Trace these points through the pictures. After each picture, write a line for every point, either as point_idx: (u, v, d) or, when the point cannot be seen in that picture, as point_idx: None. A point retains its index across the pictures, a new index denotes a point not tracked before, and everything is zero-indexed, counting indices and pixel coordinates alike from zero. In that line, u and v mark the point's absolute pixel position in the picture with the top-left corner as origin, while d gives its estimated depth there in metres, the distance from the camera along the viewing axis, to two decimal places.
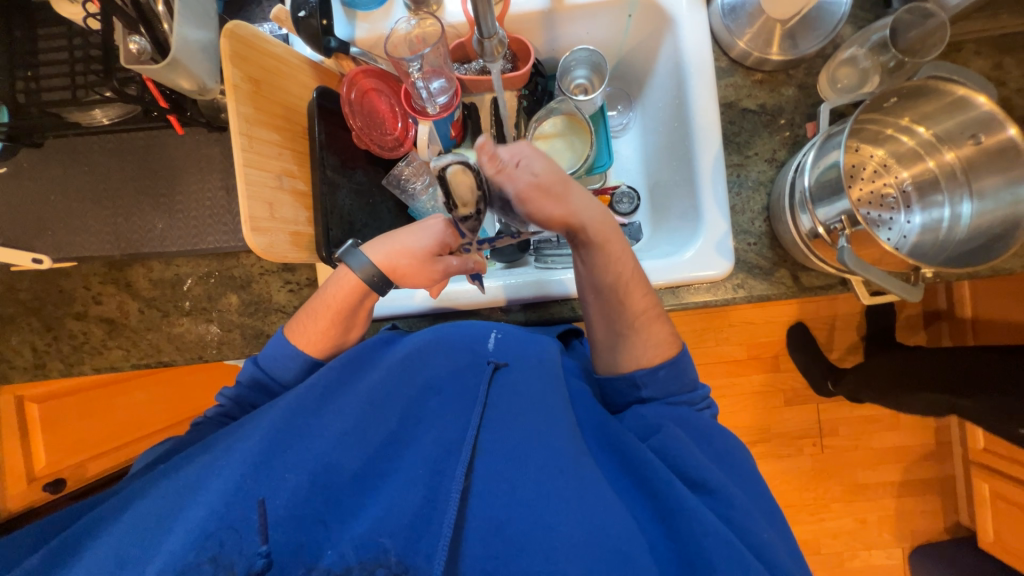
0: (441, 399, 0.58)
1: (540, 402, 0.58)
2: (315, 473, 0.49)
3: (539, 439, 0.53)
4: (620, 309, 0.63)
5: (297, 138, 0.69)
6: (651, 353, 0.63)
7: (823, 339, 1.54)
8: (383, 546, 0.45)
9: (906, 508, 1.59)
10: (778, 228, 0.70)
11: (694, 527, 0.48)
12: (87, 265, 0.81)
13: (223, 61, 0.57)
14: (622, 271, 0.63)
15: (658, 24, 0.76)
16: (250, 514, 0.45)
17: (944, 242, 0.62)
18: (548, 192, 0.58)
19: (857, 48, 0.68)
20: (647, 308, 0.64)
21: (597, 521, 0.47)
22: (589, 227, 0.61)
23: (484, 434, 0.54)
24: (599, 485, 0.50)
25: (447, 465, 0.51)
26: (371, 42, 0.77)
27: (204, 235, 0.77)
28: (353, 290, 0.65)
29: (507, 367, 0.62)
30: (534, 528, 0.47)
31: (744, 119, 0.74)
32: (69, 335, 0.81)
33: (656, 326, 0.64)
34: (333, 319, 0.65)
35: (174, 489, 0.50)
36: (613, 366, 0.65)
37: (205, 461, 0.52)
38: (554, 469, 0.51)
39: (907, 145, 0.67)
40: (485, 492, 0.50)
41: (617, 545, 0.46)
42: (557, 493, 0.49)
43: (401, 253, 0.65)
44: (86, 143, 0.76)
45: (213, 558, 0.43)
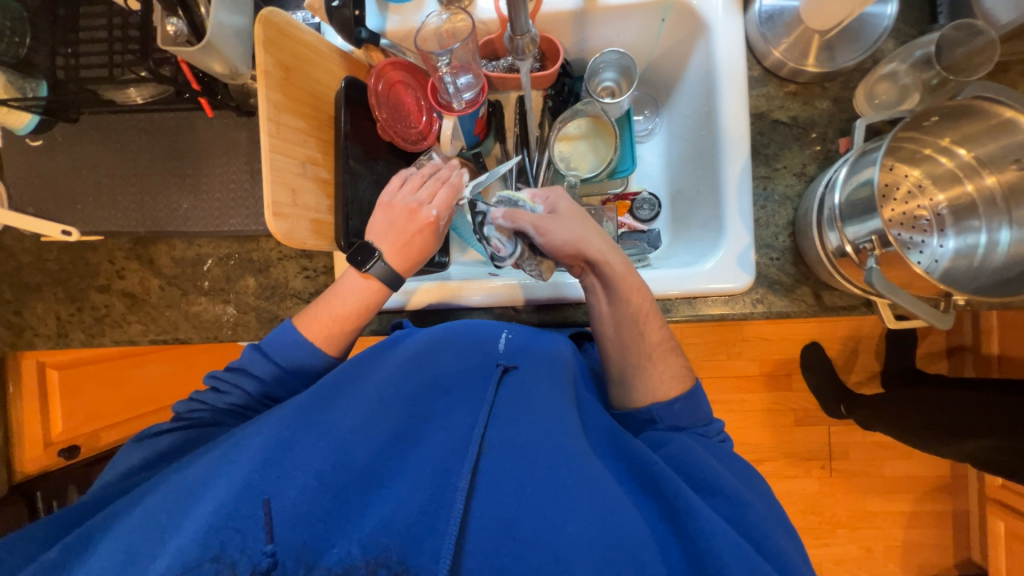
0: (449, 400, 0.59)
1: (547, 404, 0.57)
2: (325, 469, 0.49)
3: (548, 442, 0.53)
4: (636, 342, 0.64)
5: (323, 127, 0.70)
6: (668, 385, 0.62)
7: (839, 359, 1.51)
8: (385, 545, 0.44)
9: (915, 539, 1.55)
10: (803, 243, 0.69)
11: (700, 528, 0.46)
12: (113, 240, 0.83)
13: (256, 45, 0.58)
14: (640, 302, 0.64)
15: (692, 30, 0.75)
16: (255, 512, 0.45)
17: (977, 270, 0.60)
18: (568, 224, 0.66)
19: (898, 64, 0.66)
20: (661, 341, 0.64)
21: (606, 524, 0.46)
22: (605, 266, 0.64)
23: (491, 432, 0.54)
24: (606, 490, 0.50)
25: (453, 465, 0.52)
26: (401, 35, 0.77)
27: (227, 217, 0.78)
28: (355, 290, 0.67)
29: (516, 369, 0.62)
30: (541, 529, 0.46)
31: (774, 131, 0.72)
32: (91, 307, 0.83)
33: (671, 358, 0.64)
34: (341, 315, 0.67)
35: (184, 486, 0.50)
36: (630, 401, 0.64)
37: (217, 456, 0.52)
38: (562, 470, 0.50)
39: (944, 167, 0.64)
40: (490, 492, 0.49)
41: (627, 549, 0.45)
42: (564, 496, 0.48)
43: (406, 229, 0.69)
44: (120, 121, 0.78)
45: (214, 557, 0.41)
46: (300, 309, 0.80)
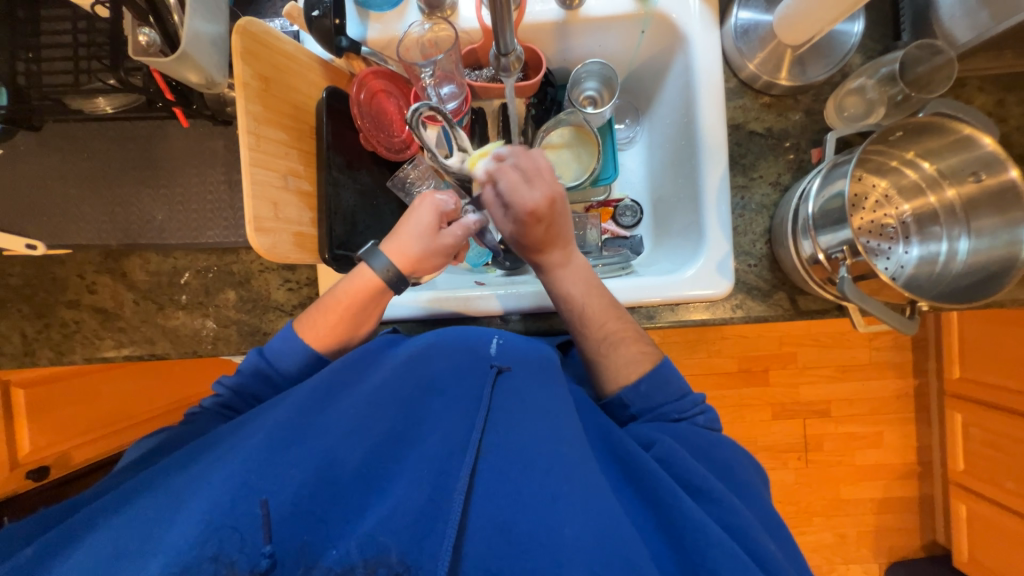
0: (445, 401, 0.58)
1: (543, 407, 0.57)
2: (322, 474, 0.49)
3: (546, 447, 0.53)
4: (592, 330, 0.66)
5: (304, 138, 0.69)
6: (625, 372, 0.64)
7: (812, 355, 1.61)
8: (386, 547, 0.46)
9: (884, 525, 1.67)
10: (779, 252, 0.71)
11: (699, 537, 0.48)
12: (82, 253, 0.80)
13: (234, 57, 0.57)
14: (587, 298, 0.66)
15: (671, 41, 0.76)
16: (252, 511, 0.46)
17: (938, 278, 0.62)
18: (530, 217, 0.63)
19: (866, 79, 0.69)
20: (617, 330, 0.65)
21: (600, 527, 0.47)
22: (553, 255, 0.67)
23: (489, 436, 0.54)
24: (602, 493, 0.51)
25: (450, 466, 0.52)
26: (383, 43, 0.76)
27: (204, 228, 0.76)
28: (369, 288, 0.66)
29: (510, 371, 0.61)
30: (536, 530, 0.47)
31: (751, 142, 0.74)
32: (60, 323, 0.80)
33: (630, 346, 0.65)
34: (343, 316, 0.66)
35: (176, 487, 0.50)
36: (601, 392, 0.67)
37: (211, 461, 0.52)
38: (556, 473, 0.51)
39: (910, 178, 0.66)
40: (487, 493, 0.50)
41: (619, 549, 0.46)
42: (560, 498, 0.49)
43: (424, 223, 0.68)
44: (86, 129, 0.75)
45: (213, 557, 0.43)
46: (283, 321, 0.78)
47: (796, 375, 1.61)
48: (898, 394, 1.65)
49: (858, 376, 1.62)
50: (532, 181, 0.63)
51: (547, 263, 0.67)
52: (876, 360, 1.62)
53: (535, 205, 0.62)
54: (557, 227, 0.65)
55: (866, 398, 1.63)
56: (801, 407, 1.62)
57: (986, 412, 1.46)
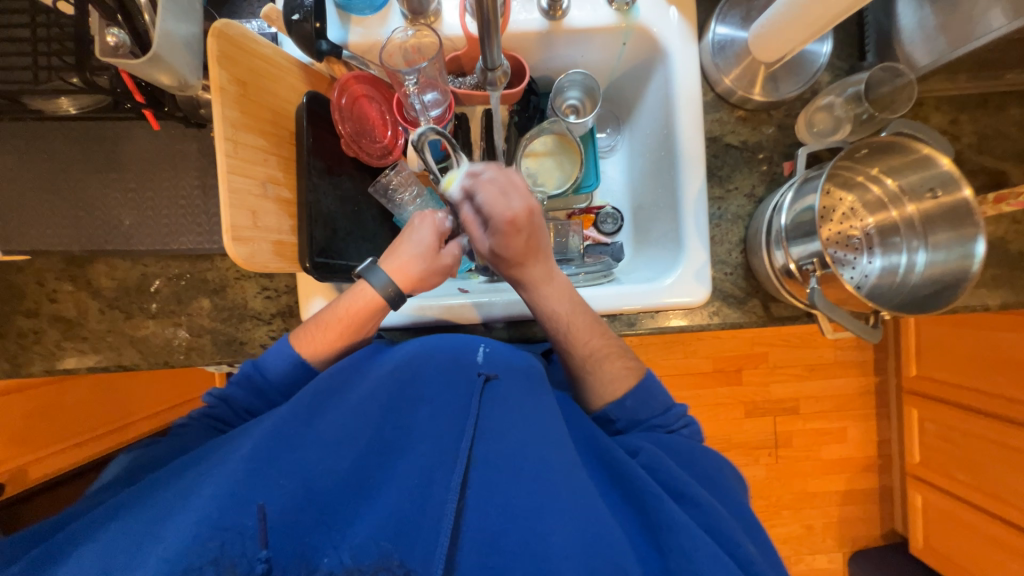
0: (433, 410, 0.58)
1: (531, 413, 0.58)
2: (315, 485, 0.50)
3: (533, 454, 0.53)
4: (577, 347, 0.67)
5: (284, 144, 0.67)
6: (611, 389, 0.66)
7: (782, 354, 1.68)
8: (388, 550, 0.47)
9: (848, 515, 1.76)
10: (753, 261, 0.74)
11: (683, 540, 0.49)
12: (41, 260, 0.76)
13: (210, 61, 0.55)
14: (570, 315, 0.67)
15: (651, 54, 0.78)
16: (246, 519, 0.46)
17: (898, 288, 0.66)
18: (508, 229, 0.61)
19: (834, 97, 0.72)
20: (603, 346, 0.67)
21: (588, 529, 0.49)
22: (535, 276, 0.66)
23: (478, 446, 0.55)
24: (589, 497, 0.52)
25: (440, 475, 0.52)
26: (365, 47, 0.75)
27: (176, 234, 0.73)
28: (370, 306, 0.66)
29: (497, 379, 0.61)
30: (526, 536, 0.48)
31: (727, 154, 0.77)
32: (18, 334, 0.76)
33: (616, 362, 0.67)
34: (343, 333, 0.66)
35: (164, 500, 0.49)
36: (586, 405, 0.69)
37: (200, 474, 0.51)
38: (545, 480, 0.52)
39: (874, 194, 0.70)
40: (479, 502, 0.51)
41: (610, 552, 0.47)
42: (551, 505, 0.50)
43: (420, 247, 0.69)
44: (47, 129, 0.71)
45: (213, 560, 0.43)
46: (261, 330, 0.76)
47: (767, 374, 1.68)
48: (861, 390, 1.73)
49: (824, 374, 1.70)
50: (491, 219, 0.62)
51: (528, 279, 0.66)
52: (841, 359, 1.70)
53: (513, 215, 0.60)
54: (535, 239, 0.64)
55: (831, 395, 1.71)
56: (771, 405, 1.69)
57: (941, 406, 1.55)
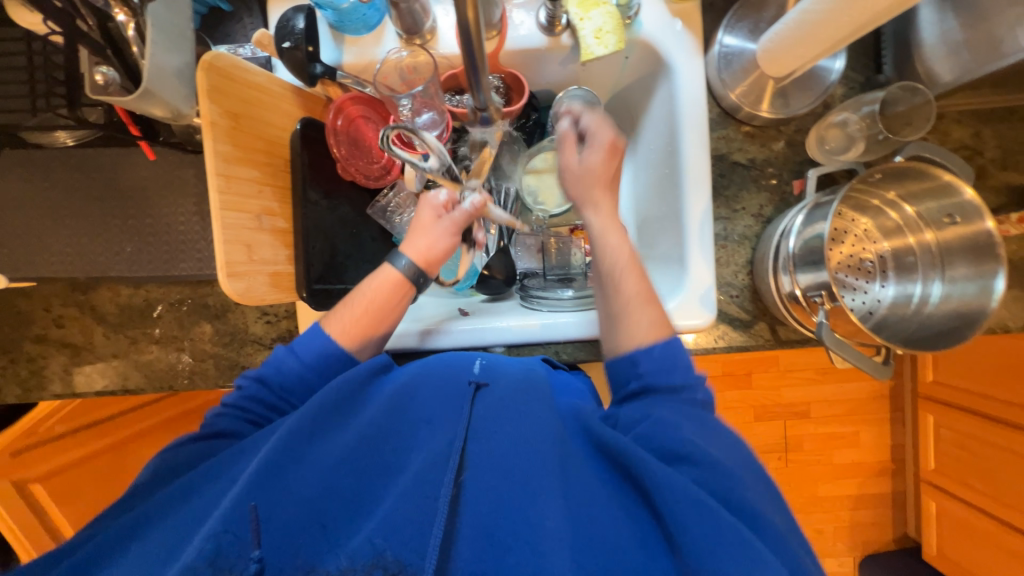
0: (433, 426, 0.56)
1: (530, 413, 0.56)
2: (313, 495, 0.50)
3: (532, 452, 0.51)
4: (610, 259, 0.65)
5: (279, 172, 0.66)
6: (647, 331, 0.60)
7: (793, 359, 1.65)
8: (381, 548, 0.45)
9: (859, 519, 1.75)
10: (760, 285, 0.72)
11: (679, 516, 0.45)
12: (47, 286, 0.77)
13: (199, 96, 0.54)
14: (618, 247, 0.65)
15: (655, 67, 0.75)
16: (243, 526, 0.46)
17: (910, 319, 0.63)
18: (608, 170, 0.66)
19: (848, 114, 0.69)
20: (641, 290, 0.63)
21: (584, 527, 0.47)
22: (590, 167, 0.66)
23: (472, 447, 0.53)
24: (592, 496, 0.50)
25: (434, 474, 0.50)
26: (359, 67, 0.74)
27: (177, 261, 0.74)
28: (391, 287, 0.66)
29: (488, 387, 0.59)
30: (518, 527, 0.47)
31: (733, 172, 0.74)
32: (27, 358, 0.77)
33: (649, 307, 0.62)
34: (365, 314, 0.65)
35: (182, 515, 0.51)
36: (617, 347, 0.62)
37: (213, 492, 0.52)
38: (543, 479, 0.49)
39: (892, 220, 0.67)
40: (474, 501, 0.49)
41: (608, 554, 0.45)
42: (546, 497, 0.48)
43: (424, 224, 0.68)
44: (47, 157, 0.72)
45: (210, 562, 0.43)
46: (262, 355, 0.77)
47: (778, 378, 1.66)
48: (874, 394, 1.70)
49: (837, 379, 1.67)
50: (592, 142, 0.67)
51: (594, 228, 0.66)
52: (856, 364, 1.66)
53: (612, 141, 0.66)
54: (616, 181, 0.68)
55: (844, 399, 1.68)
56: (782, 409, 1.67)
57: (959, 414, 1.51)
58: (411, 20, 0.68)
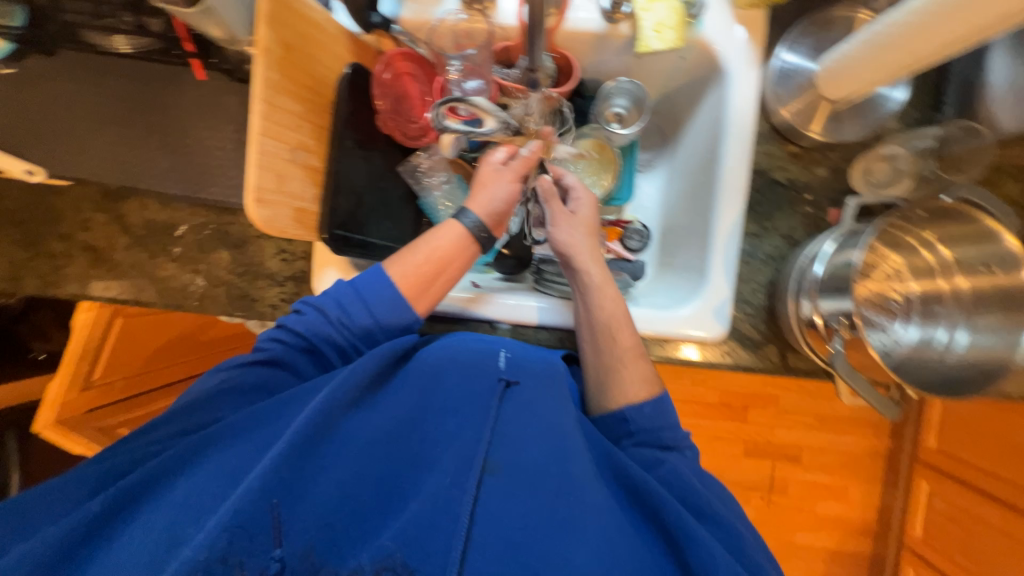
0: (458, 421, 0.61)
1: (553, 425, 0.61)
2: (345, 482, 0.53)
3: (547, 464, 0.57)
4: (607, 306, 0.66)
5: (320, 112, 0.67)
6: (635, 387, 0.64)
7: (794, 401, 1.62)
8: (395, 550, 0.50)
9: (833, 575, 1.71)
10: (778, 307, 0.70)
11: (702, 552, 0.51)
12: (81, 189, 0.79)
13: (259, 20, 0.55)
14: (613, 310, 0.66)
15: (710, 72, 0.74)
16: (263, 517, 0.47)
17: (932, 364, 0.59)
18: (589, 221, 0.72)
19: (899, 147, 0.67)
20: (632, 346, 0.66)
21: (602, 545, 0.52)
22: (578, 214, 0.72)
23: (498, 453, 0.58)
24: (606, 516, 0.55)
25: (463, 476, 0.56)
26: (416, 25, 0.73)
27: (207, 185, 0.75)
28: (456, 240, 0.66)
29: (518, 385, 0.64)
30: (546, 552, 0.51)
31: (770, 190, 0.73)
32: (50, 255, 0.79)
33: (637, 366, 0.65)
34: (429, 263, 0.64)
35: (213, 487, 0.50)
36: (605, 401, 0.66)
37: (245, 449, 0.53)
38: (566, 494, 0.55)
39: (925, 260, 0.63)
40: (493, 514, 0.53)
41: (626, 570, 0.51)
42: (572, 520, 0.53)
43: (489, 179, 0.68)
44: (103, 63, 0.73)
45: (223, 559, 0.44)
46: (273, 291, 0.78)
47: (775, 418, 1.63)
48: (870, 451, 1.65)
49: (836, 429, 1.63)
50: (575, 195, 0.74)
51: (585, 284, 0.68)
52: (857, 417, 1.63)
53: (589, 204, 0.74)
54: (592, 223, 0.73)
55: (839, 451, 1.64)
56: (774, 449, 1.64)
57: (956, 486, 1.48)
58: None
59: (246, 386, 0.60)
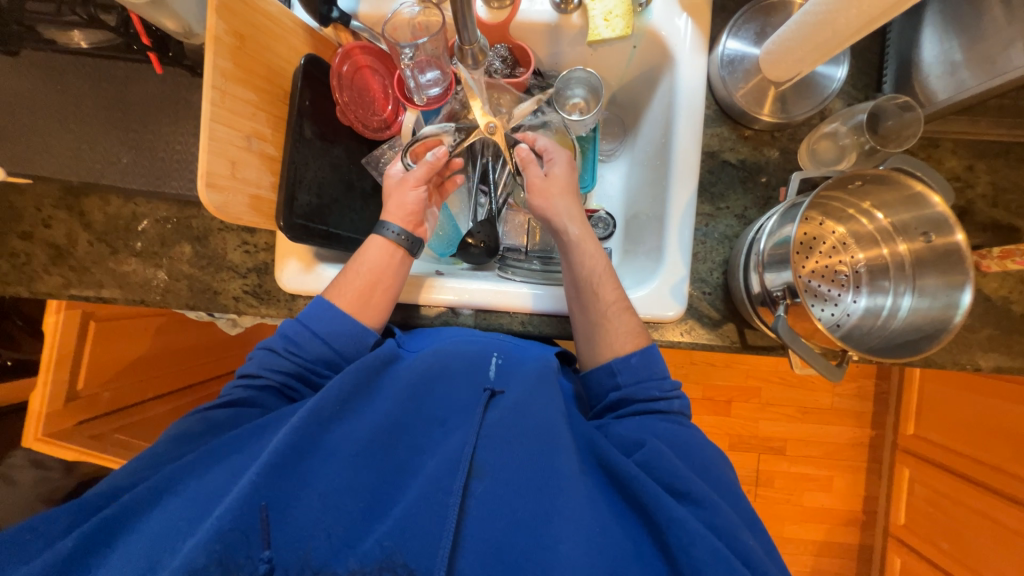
0: (446, 430, 0.60)
1: (539, 419, 0.58)
2: (330, 488, 0.50)
3: (534, 463, 0.54)
4: (586, 262, 0.70)
5: (277, 102, 0.68)
6: (624, 339, 0.66)
7: (775, 392, 1.63)
8: (391, 551, 0.46)
9: (823, 567, 1.71)
10: (732, 284, 0.71)
11: (681, 536, 0.47)
12: (42, 186, 0.79)
13: (207, 9, 0.56)
14: (594, 267, 0.70)
15: (661, 59, 0.76)
16: (253, 517, 0.46)
17: (877, 332, 0.63)
18: (567, 182, 0.74)
19: (840, 124, 0.70)
20: (617, 299, 0.68)
21: (592, 538, 0.48)
22: (554, 176, 0.74)
23: (484, 454, 0.55)
24: (598, 510, 0.51)
25: (448, 478, 0.52)
26: (373, 19, 0.75)
27: (167, 179, 0.75)
28: (381, 251, 0.70)
29: (503, 394, 0.62)
30: (531, 545, 0.48)
31: (723, 171, 0.75)
32: (11, 253, 0.79)
33: (625, 317, 0.67)
34: (365, 280, 0.68)
35: (202, 495, 0.49)
36: (595, 356, 0.68)
37: (231, 468, 0.52)
38: (553, 490, 0.52)
39: (866, 228, 0.67)
40: (483, 515, 0.50)
41: (614, 563, 0.47)
42: (556, 514, 0.50)
43: (396, 191, 0.74)
44: (63, 61, 0.74)
45: (220, 561, 0.42)
46: (236, 283, 0.78)
47: (757, 410, 1.64)
48: (854, 441, 1.66)
49: (817, 420, 1.64)
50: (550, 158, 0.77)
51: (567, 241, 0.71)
52: (838, 407, 1.64)
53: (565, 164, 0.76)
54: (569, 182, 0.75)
55: (822, 441, 1.65)
56: (757, 441, 1.65)
57: (937, 471, 1.48)
58: None
59: (222, 420, 0.59)
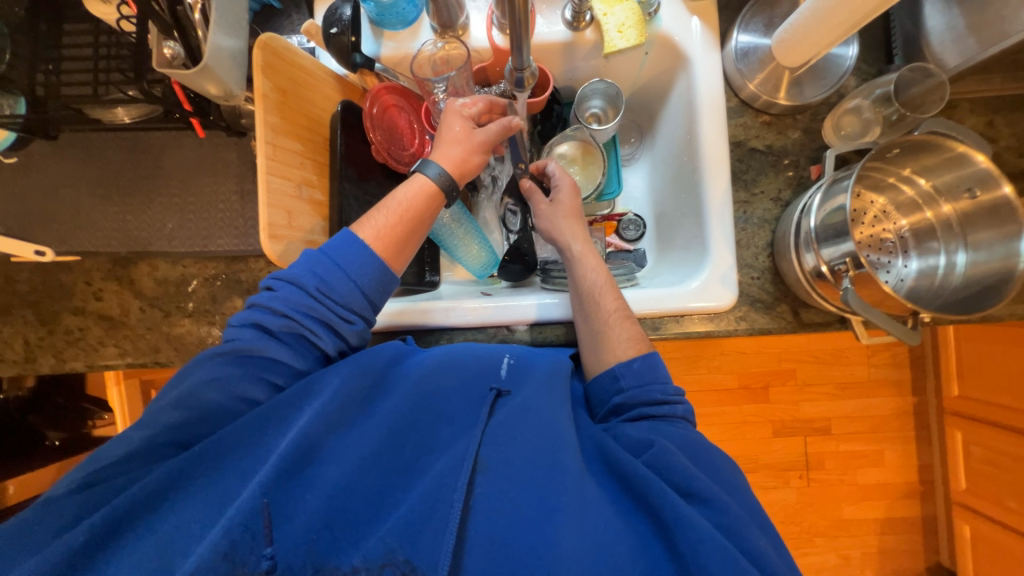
0: (455, 429, 0.59)
1: (545, 417, 0.59)
2: (333, 494, 0.51)
3: (542, 460, 0.55)
4: (587, 274, 0.71)
5: (318, 149, 0.70)
6: (628, 345, 0.65)
7: (811, 372, 1.62)
8: (393, 549, 0.48)
9: (888, 545, 1.66)
10: (781, 264, 0.72)
11: (688, 533, 0.48)
12: (90, 261, 0.80)
13: (254, 70, 0.58)
14: (597, 277, 0.71)
15: (674, 62, 0.79)
16: (257, 519, 0.47)
17: (938, 288, 0.64)
18: (571, 203, 0.77)
19: (862, 99, 0.72)
20: (617, 308, 0.68)
21: (597, 535, 0.50)
22: (560, 203, 0.77)
23: (489, 452, 0.56)
24: (598, 509, 0.53)
25: (453, 478, 0.53)
26: (396, 60, 0.79)
27: (214, 237, 0.77)
28: (425, 196, 0.68)
29: (509, 394, 0.62)
30: (538, 541, 0.49)
31: (752, 158, 0.77)
32: (65, 330, 0.80)
33: (625, 324, 0.67)
34: (404, 218, 0.66)
35: (218, 492, 0.51)
36: (601, 363, 0.67)
37: (235, 468, 0.53)
38: (557, 487, 0.53)
39: (907, 194, 0.69)
40: (490, 509, 0.52)
41: (613, 560, 0.48)
42: (561, 509, 0.51)
43: (450, 137, 0.70)
44: (103, 139, 0.77)
45: (225, 556, 0.44)
46: None
47: (796, 393, 1.62)
48: (898, 411, 1.64)
49: (857, 394, 1.63)
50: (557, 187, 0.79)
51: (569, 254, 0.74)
52: (876, 378, 1.63)
53: (568, 188, 0.78)
54: (573, 204, 0.77)
55: (866, 415, 1.63)
56: (801, 424, 1.63)
57: (995, 431, 1.43)
58: (447, 15, 0.73)
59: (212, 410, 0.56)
